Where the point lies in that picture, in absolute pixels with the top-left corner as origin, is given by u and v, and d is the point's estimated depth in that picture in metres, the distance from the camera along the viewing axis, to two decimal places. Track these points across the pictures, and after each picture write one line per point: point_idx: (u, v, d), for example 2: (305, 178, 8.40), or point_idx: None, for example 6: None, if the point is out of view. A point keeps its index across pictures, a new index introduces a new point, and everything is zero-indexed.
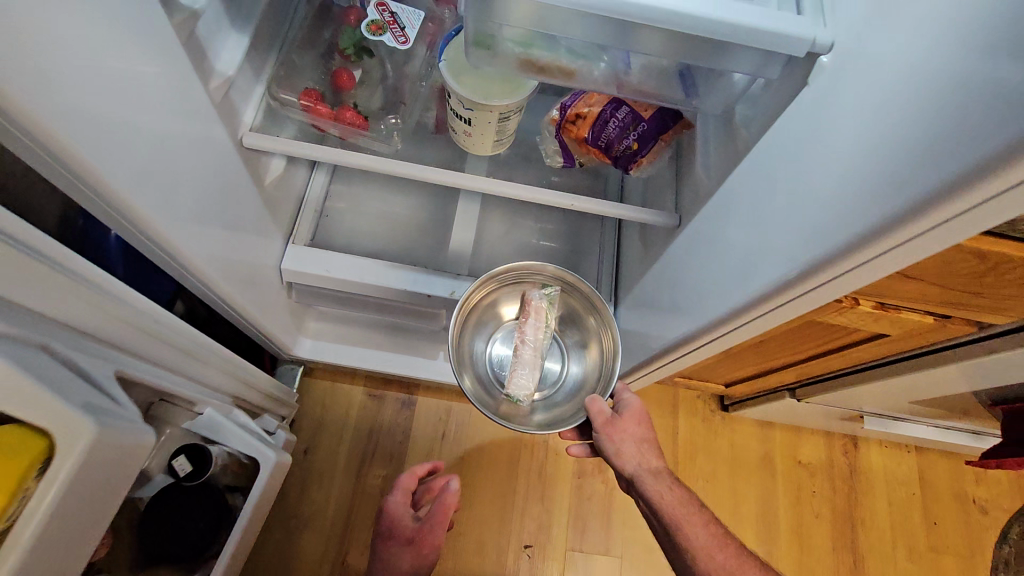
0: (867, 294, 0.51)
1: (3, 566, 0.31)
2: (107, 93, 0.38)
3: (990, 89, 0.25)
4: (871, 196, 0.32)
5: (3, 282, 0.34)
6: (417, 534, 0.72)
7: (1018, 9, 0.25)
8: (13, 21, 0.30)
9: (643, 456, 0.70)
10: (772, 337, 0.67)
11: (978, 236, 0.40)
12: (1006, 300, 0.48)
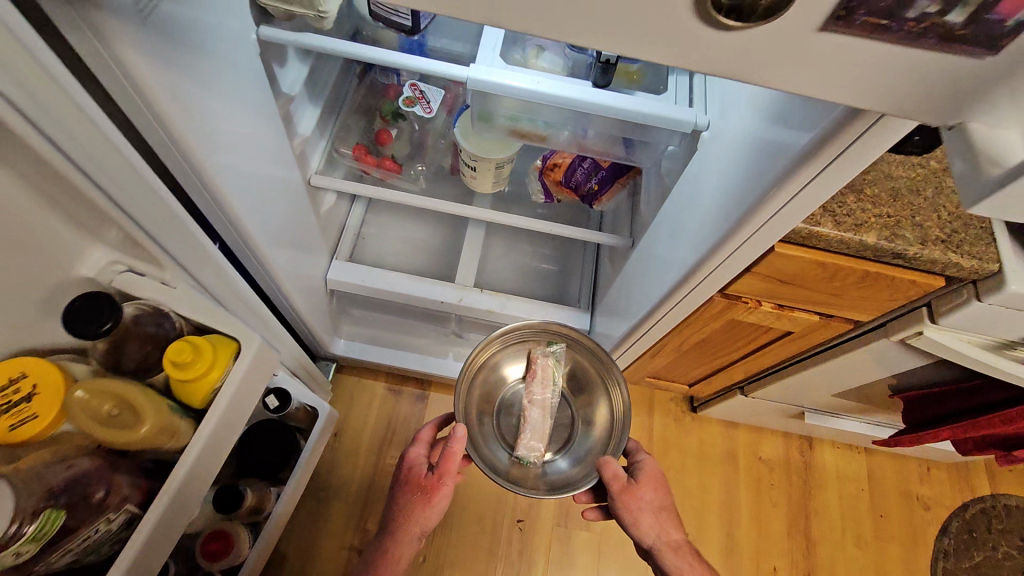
0: (764, 296, 0.70)
1: (216, 412, 0.51)
2: (242, 151, 0.59)
3: (763, 161, 0.45)
4: (720, 221, 0.52)
5: (199, 267, 0.52)
6: (433, 482, 0.81)
7: (772, 117, 0.44)
8: (207, 114, 0.51)
9: (660, 527, 0.85)
10: (711, 336, 0.86)
11: (816, 252, 0.59)
12: (860, 301, 0.67)
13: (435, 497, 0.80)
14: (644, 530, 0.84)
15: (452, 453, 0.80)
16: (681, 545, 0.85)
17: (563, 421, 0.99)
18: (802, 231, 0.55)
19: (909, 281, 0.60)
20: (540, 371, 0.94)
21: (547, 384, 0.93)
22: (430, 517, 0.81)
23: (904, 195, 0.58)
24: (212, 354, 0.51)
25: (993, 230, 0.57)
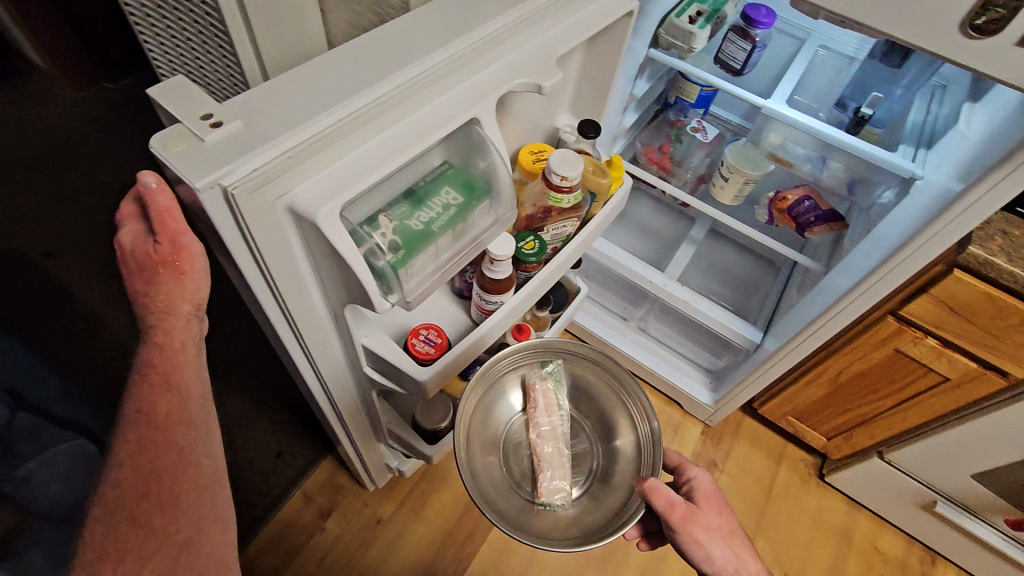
0: (931, 326, 0.90)
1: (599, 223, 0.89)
2: (613, 109, 0.99)
3: (964, 174, 0.71)
4: (920, 217, 0.77)
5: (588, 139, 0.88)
6: (171, 252, 0.58)
7: (977, 151, 0.71)
8: (620, 78, 0.91)
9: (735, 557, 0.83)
10: (870, 368, 1.04)
11: (987, 282, 0.79)
12: (1017, 349, 0.83)
13: (163, 274, 0.60)
14: (717, 561, 0.82)
15: (171, 215, 0.56)
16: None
17: (582, 443, 1.05)
18: (981, 257, 0.77)
19: None
20: (541, 397, 1.02)
21: (551, 408, 1.01)
22: (192, 297, 0.63)
23: None
24: (616, 174, 0.89)
25: None
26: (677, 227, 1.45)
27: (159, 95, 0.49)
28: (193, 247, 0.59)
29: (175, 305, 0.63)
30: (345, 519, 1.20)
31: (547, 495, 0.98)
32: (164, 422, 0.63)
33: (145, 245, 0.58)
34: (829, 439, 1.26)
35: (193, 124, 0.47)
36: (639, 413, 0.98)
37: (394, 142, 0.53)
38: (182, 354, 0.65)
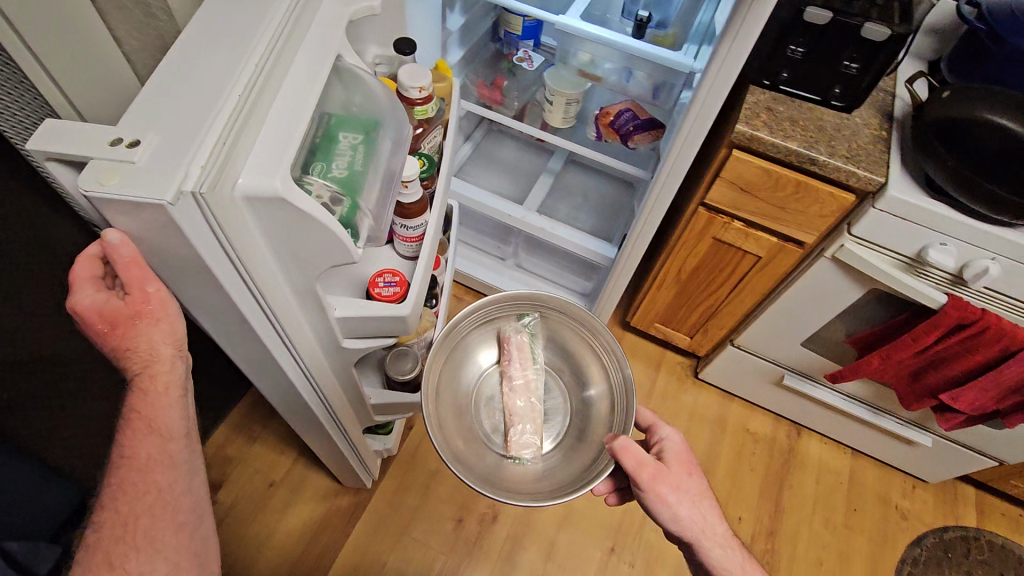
0: (732, 209, 0.98)
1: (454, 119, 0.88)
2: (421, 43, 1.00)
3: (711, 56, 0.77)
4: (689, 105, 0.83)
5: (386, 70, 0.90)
6: (142, 302, 0.53)
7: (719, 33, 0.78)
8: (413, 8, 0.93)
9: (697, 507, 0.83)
10: (700, 261, 1.12)
11: (761, 157, 0.87)
12: (798, 215, 0.92)
13: (131, 323, 0.53)
14: (683, 520, 0.82)
15: (137, 256, 0.50)
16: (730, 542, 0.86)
17: (555, 400, 1.03)
18: (747, 134, 0.85)
19: (827, 193, 0.86)
20: (514, 350, 1.00)
21: (525, 361, 0.99)
22: (166, 341, 0.56)
23: (826, 130, 0.86)
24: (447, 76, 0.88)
25: (889, 160, 0.84)
26: (535, 162, 1.49)
27: (38, 150, 0.44)
28: (160, 290, 0.53)
29: (150, 353, 0.56)
30: (238, 489, 1.21)
31: (517, 448, 0.96)
32: (148, 464, 0.60)
33: (113, 301, 0.52)
34: (692, 338, 1.36)
35: (106, 157, 0.44)
36: (613, 368, 0.95)
37: (298, 91, 0.53)
38: (157, 399, 0.58)
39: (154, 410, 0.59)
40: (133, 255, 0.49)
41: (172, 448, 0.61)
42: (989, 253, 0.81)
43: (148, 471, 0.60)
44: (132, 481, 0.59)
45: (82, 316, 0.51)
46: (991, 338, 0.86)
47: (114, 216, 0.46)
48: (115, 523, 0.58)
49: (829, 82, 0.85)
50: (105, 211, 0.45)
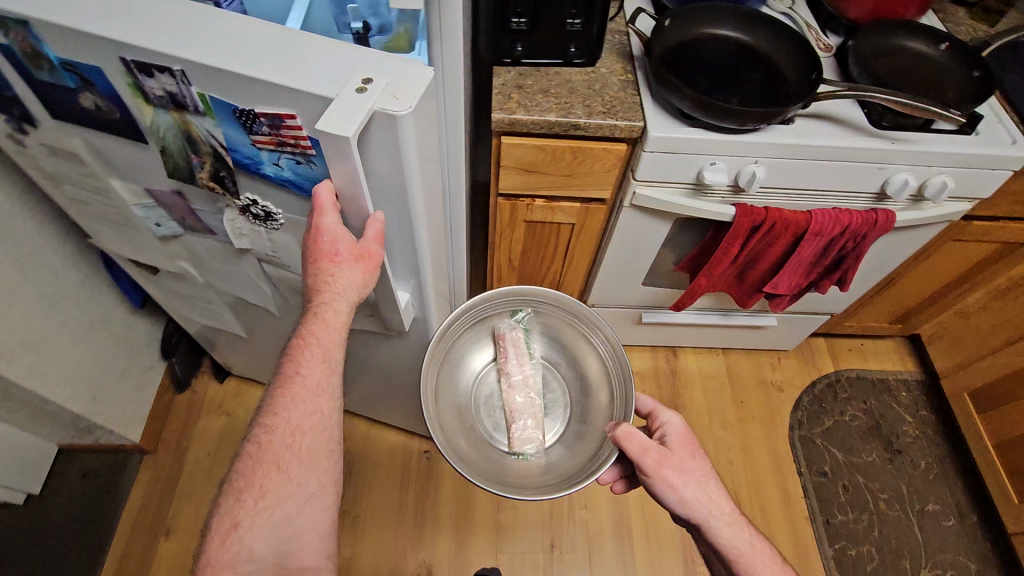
0: (529, 192, 0.96)
1: None
2: None
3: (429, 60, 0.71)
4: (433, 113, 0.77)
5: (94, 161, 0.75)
6: (367, 249, 0.68)
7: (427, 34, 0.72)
8: None
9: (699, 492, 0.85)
10: (524, 245, 1.10)
11: (530, 137, 0.85)
12: (587, 178, 0.92)
13: (342, 258, 0.67)
14: (690, 502, 0.84)
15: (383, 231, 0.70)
16: (734, 515, 0.85)
17: (552, 390, 1.13)
18: (506, 120, 0.82)
19: (601, 150, 0.87)
20: (511, 348, 1.09)
21: (523, 358, 1.09)
22: (353, 292, 0.69)
23: (578, 90, 0.85)
24: None
25: (642, 102, 0.85)
26: None
27: (348, 128, 0.56)
28: (381, 252, 0.69)
29: (345, 290, 0.68)
30: None
31: (520, 439, 1.07)
32: (318, 387, 0.69)
33: (345, 236, 0.67)
34: None
35: (376, 96, 0.58)
36: (607, 359, 1.06)
37: None
38: (335, 333, 0.69)
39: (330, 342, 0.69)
40: (380, 228, 0.69)
41: (333, 376, 0.70)
42: (752, 159, 0.86)
43: (311, 393, 0.68)
44: (302, 398, 0.68)
45: (316, 236, 0.66)
46: (777, 232, 0.94)
47: (404, 135, 0.61)
48: (283, 433, 0.66)
49: (562, 43, 0.84)
50: (403, 130, 0.60)
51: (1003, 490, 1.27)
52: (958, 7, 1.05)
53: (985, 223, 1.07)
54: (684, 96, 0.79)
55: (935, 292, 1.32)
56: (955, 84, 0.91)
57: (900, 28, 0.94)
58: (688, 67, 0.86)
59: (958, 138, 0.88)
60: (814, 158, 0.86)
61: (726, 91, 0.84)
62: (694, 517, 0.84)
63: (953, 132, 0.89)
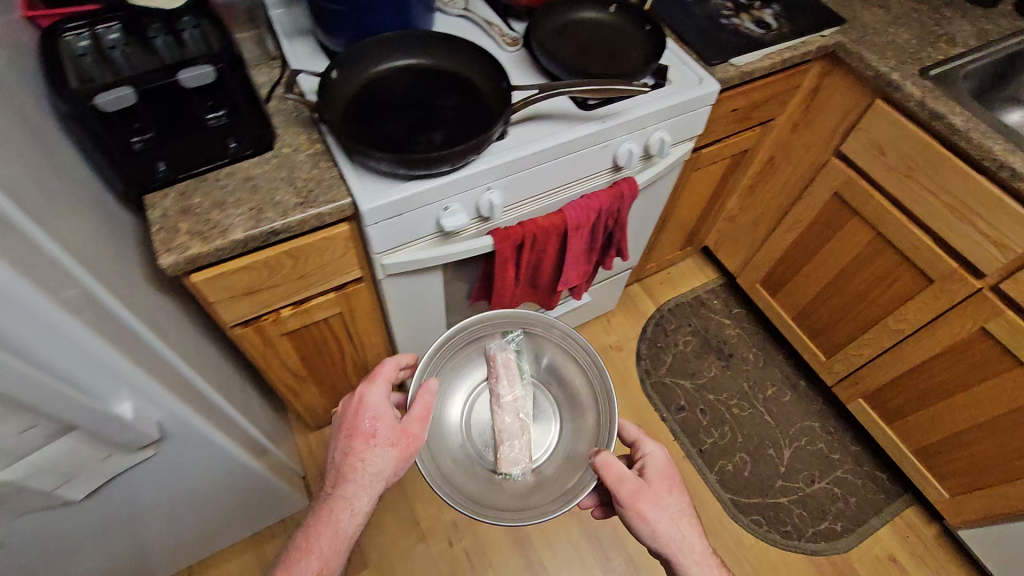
0: (268, 308, 0.81)
1: None
2: None
3: None
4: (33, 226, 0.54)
5: None
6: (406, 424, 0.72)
7: None
8: None
9: (676, 528, 0.74)
10: (301, 352, 0.95)
11: (227, 262, 0.69)
12: (326, 269, 0.80)
13: (378, 444, 0.71)
14: (663, 539, 0.74)
15: (428, 411, 0.73)
16: (707, 556, 0.74)
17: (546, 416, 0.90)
18: (182, 261, 0.65)
19: (321, 240, 0.74)
20: (500, 368, 0.87)
21: (512, 379, 0.87)
22: (381, 478, 0.72)
23: (262, 187, 0.71)
24: None
25: (342, 173, 0.74)
26: None
27: None
28: (422, 435, 0.72)
29: (373, 479, 0.71)
30: None
31: (506, 463, 0.83)
32: (336, 546, 0.70)
33: (386, 424, 0.72)
34: None
35: None
36: (598, 382, 0.85)
37: None
38: (356, 521, 0.72)
39: (345, 527, 0.71)
40: (428, 401, 0.73)
41: (341, 557, 0.72)
42: (483, 187, 0.80)
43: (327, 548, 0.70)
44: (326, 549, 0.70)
45: (361, 414, 0.73)
46: (541, 242, 0.91)
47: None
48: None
49: (215, 142, 0.69)
50: None
51: (813, 353, 1.43)
52: None
53: (711, 148, 1.14)
54: (379, 157, 0.70)
55: (702, 211, 1.42)
56: (634, 41, 0.92)
57: (568, 4, 0.94)
58: (377, 115, 0.77)
59: (657, 93, 0.91)
60: (541, 162, 0.82)
61: (427, 130, 0.76)
62: (664, 553, 0.74)
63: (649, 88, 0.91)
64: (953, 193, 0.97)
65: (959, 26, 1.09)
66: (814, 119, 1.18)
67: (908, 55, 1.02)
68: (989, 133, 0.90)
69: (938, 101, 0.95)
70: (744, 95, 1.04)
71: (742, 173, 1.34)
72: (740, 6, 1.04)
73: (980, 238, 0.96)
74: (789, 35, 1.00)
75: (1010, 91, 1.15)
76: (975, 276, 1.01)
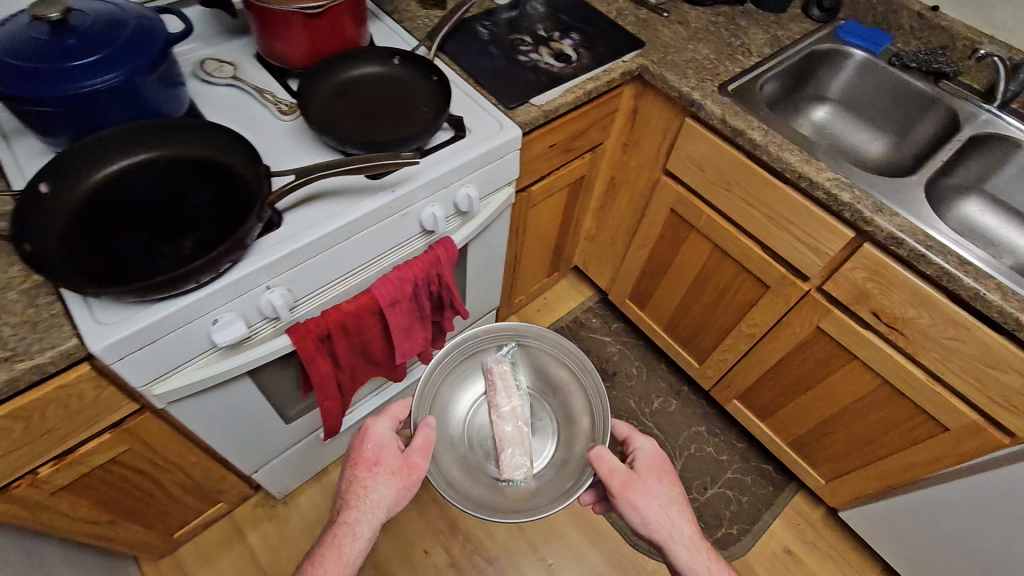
0: (17, 473, 0.67)
1: None
2: None
3: None
4: None
5: None
6: (405, 463, 0.76)
7: None
8: None
9: (666, 516, 0.78)
10: (96, 498, 0.81)
11: None
12: (82, 415, 0.68)
13: (381, 472, 0.77)
14: (653, 524, 0.78)
15: (428, 443, 0.77)
16: (694, 537, 0.80)
17: (545, 424, 0.88)
18: None
19: (55, 391, 0.62)
20: (499, 379, 0.86)
21: (511, 390, 0.85)
22: (382, 507, 0.77)
23: None
24: None
25: (67, 308, 0.62)
26: None
27: None
28: (423, 466, 0.76)
29: (372, 507, 0.76)
30: None
31: (508, 471, 0.82)
32: (342, 565, 0.75)
33: (390, 450, 0.79)
34: (227, 496, 1.10)
35: None
36: (593, 388, 0.84)
37: None
38: (359, 546, 0.76)
39: (348, 553, 0.75)
40: (428, 434, 0.77)
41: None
42: (261, 287, 0.70)
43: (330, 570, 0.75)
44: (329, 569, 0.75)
45: (366, 444, 0.80)
46: (356, 325, 0.83)
47: None
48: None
49: None
50: None
51: (687, 360, 1.43)
52: (407, 3, 1.06)
53: (542, 183, 1.10)
54: (100, 289, 0.58)
55: (559, 236, 1.39)
56: (424, 93, 0.86)
57: (346, 59, 0.86)
58: (112, 226, 0.65)
59: (454, 147, 0.85)
60: (328, 247, 0.74)
61: (173, 238, 0.66)
62: (654, 539, 0.78)
63: (445, 143, 0.85)
64: (766, 203, 0.99)
65: (754, 34, 1.12)
66: (640, 138, 1.17)
67: (706, 71, 1.03)
68: (783, 144, 0.92)
69: (735, 118, 0.96)
70: (559, 129, 1.00)
71: (588, 196, 1.32)
72: (539, 39, 1.01)
73: (797, 245, 0.98)
74: (589, 66, 0.98)
75: (811, 91, 1.19)
76: (801, 278, 1.03)
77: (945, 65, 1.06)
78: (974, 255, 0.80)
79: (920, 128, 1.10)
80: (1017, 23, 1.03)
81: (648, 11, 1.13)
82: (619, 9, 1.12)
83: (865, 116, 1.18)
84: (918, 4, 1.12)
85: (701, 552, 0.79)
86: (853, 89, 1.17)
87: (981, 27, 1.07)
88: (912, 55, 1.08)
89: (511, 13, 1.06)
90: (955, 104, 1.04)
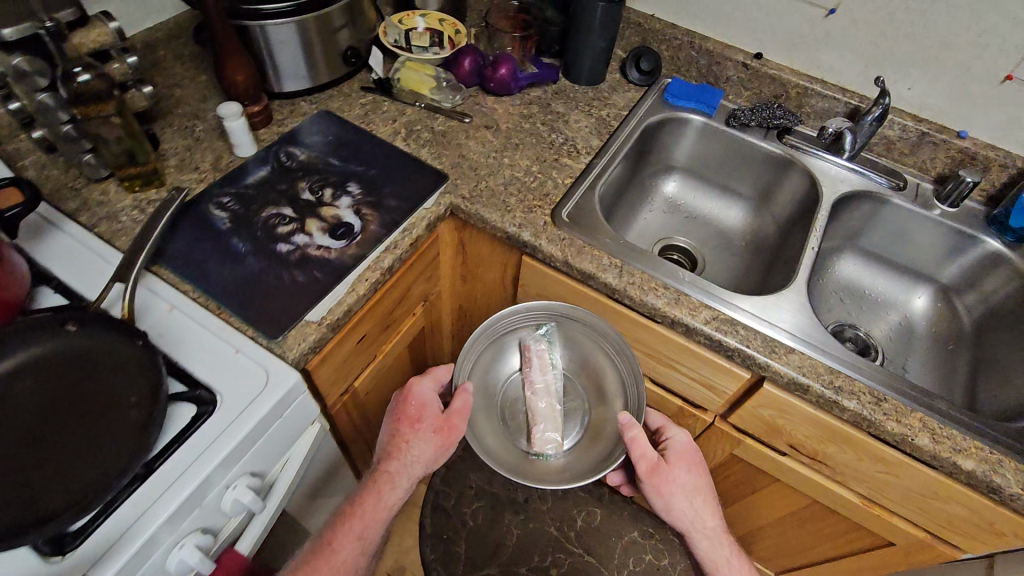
0: None
1: None
2: None
3: None
4: None
5: None
6: (444, 428, 0.73)
7: None
8: None
9: (694, 510, 0.74)
10: None
11: None
12: None
13: (423, 430, 0.74)
14: (677, 514, 0.74)
15: (466, 408, 0.72)
16: (718, 531, 0.75)
17: (581, 399, 0.78)
18: None
19: None
20: (532, 358, 0.78)
21: (547, 366, 0.78)
22: (421, 464, 0.74)
23: None
24: None
25: None
26: None
27: None
28: (461, 428, 0.72)
29: (410, 462, 0.73)
30: None
31: (538, 445, 0.75)
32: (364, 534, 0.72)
33: (432, 411, 0.75)
34: None
35: None
36: (629, 374, 0.74)
37: None
38: (399, 495, 0.74)
39: (385, 503, 0.73)
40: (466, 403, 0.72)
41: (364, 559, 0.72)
42: None
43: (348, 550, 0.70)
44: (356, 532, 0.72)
45: (408, 403, 0.76)
46: None
47: None
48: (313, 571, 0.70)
49: None
50: None
51: None
52: (104, 186, 0.75)
53: (369, 368, 0.84)
54: None
55: None
56: (131, 373, 0.56)
57: None
58: None
59: (198, 439, 0.56)
60: None
61: None
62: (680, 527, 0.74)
63: (181, 437, 0.56)
64: (642, 342, 0.80)
65: (577, 123, 0.93)
66: (478, 272, 0.94)
67: (531, 194, 0.82)
68: (642, 281, 0.74)
69: (580, 256, 0.76)
70: (366, 320, 0.74)
71: (439, 334, 1.08)
72: (305, 206, 0.74)
73: (689, 382, 0.81)
74: (380, 233, 0.73)
75: (655, 163, 1.03)
76: (701, 408, 0.86)
77: (781, 118, 0.95)
78: (777, 330, 0.71)
79: (779, 192, 0.97)
80: (845, 65, 0.91)
81: (445, 120, 0.90)
82: (408, 127, 0.88)
83: (717, 184, 1.03)
84: (741, 52, 0.97)
85: (729, 543, 0.75)
86: (698, 155, 1.02)
87: (809, 71, 0.94)
88: (748, 112, 0.96)
89: (261, 170, 0.78)
90: (809, 165, 0.92)
